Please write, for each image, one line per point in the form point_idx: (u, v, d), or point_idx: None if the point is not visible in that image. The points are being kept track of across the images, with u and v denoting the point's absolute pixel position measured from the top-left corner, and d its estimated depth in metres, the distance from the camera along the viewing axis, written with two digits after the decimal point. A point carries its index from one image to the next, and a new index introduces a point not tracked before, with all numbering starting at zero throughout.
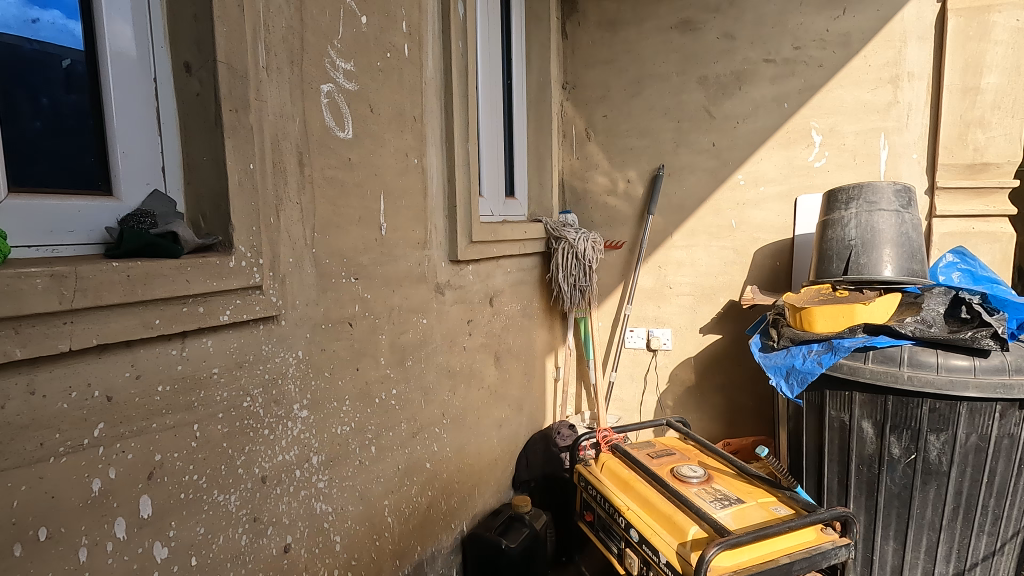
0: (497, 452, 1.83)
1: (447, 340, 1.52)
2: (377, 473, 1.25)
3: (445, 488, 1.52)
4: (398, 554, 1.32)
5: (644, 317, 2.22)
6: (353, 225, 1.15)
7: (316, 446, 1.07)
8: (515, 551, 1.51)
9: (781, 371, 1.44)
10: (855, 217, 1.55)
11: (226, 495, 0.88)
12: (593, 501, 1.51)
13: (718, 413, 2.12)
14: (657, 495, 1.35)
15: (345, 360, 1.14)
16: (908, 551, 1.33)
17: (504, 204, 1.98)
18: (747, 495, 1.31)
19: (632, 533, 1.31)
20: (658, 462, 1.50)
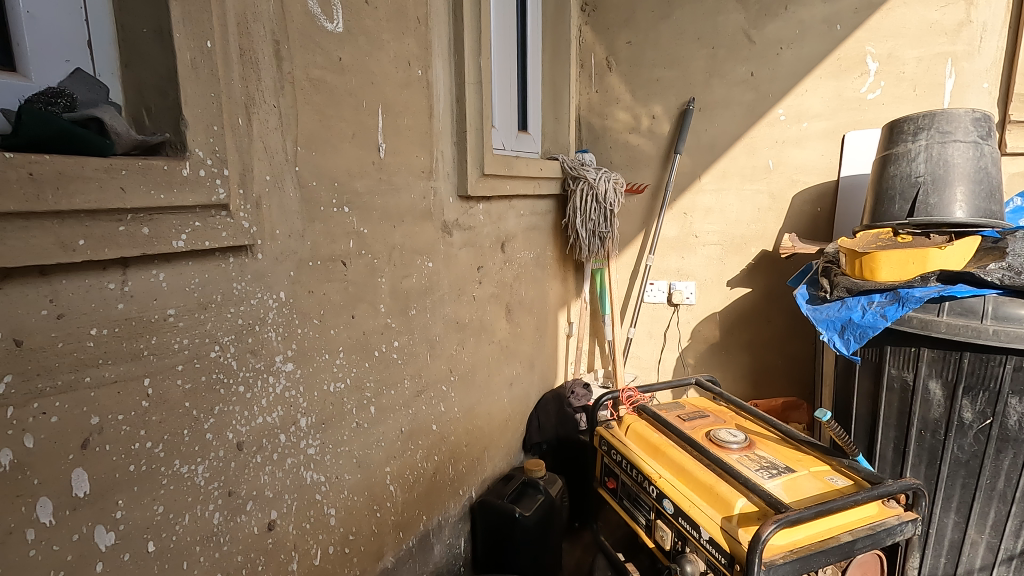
0: (508, 413, 1.67)
1: (456, 288, 1.34)
2: (378, 436, 1.08)
3: (454, 451, 1.37)
4: (401, 526, 1.18)
5: (666, 269, 2.05)
6: (346, 142, 0.94)
7: (305, 408, 0.90)
8: (529, 520, 1.38)
9: (835, 325, 1.27)
10: (925, 150, 1.35)
11: (191, 467, 0.71)
12: (616, 466, 1.37)
13: (743, 372, 1.98)
14: (694, 462, 1.20)
15: (337, 305, 0.96)
16: (971, 524, 1.20)
17: (516, 139, 1.77)
18: (797, 463, 1.16)
19: (665, 504, 1.17)
20: (691, 426, 1.34)
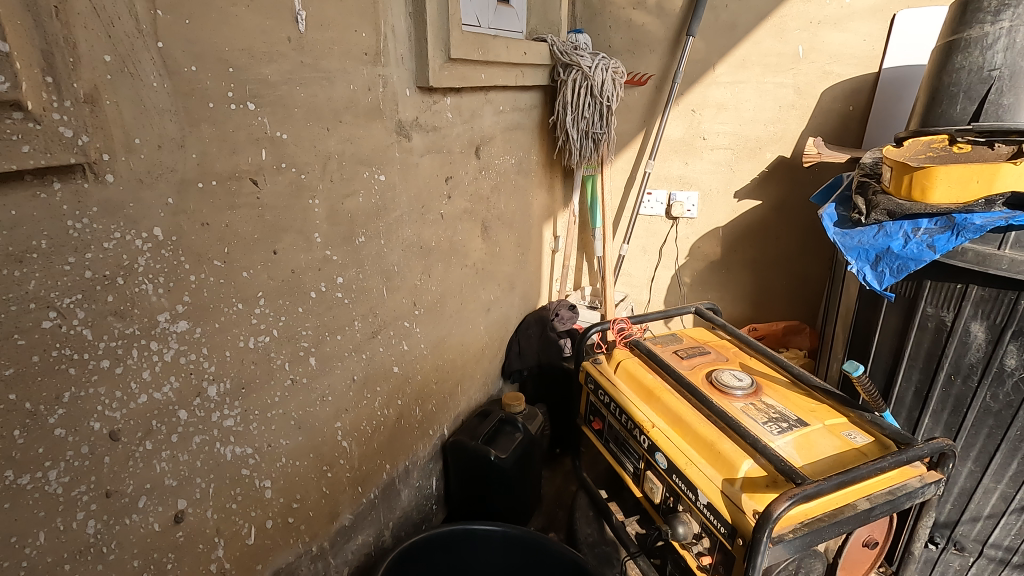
0: (485, 341, 1.51)
1: (418, 206, 1.10)
2: (323, 390, 0.91)
3: (421, 391, 1.22)
4: (359, 480, 1.05)
5: (666, 177, 1.80)
6: (242, 7, 0.66)
7: (213, 373, 0.70)
8: (506, 462, 1.26)
9: (868, 255, 1.08)
10: (1006, 34, 1.07)
11: (34, 476, 0.52)
12: (603, 407, 1.22)
13: (743, 293, 1.83)
14: (693, 411, 1.05)
15: (250, 240, 0.73)
16: (988, 473, 1.09)
17: (495, 13, 1.43)
18: (809, 414, 1.01)
19: (658, 458, 1.03)
20: (689, 365, 1.18)
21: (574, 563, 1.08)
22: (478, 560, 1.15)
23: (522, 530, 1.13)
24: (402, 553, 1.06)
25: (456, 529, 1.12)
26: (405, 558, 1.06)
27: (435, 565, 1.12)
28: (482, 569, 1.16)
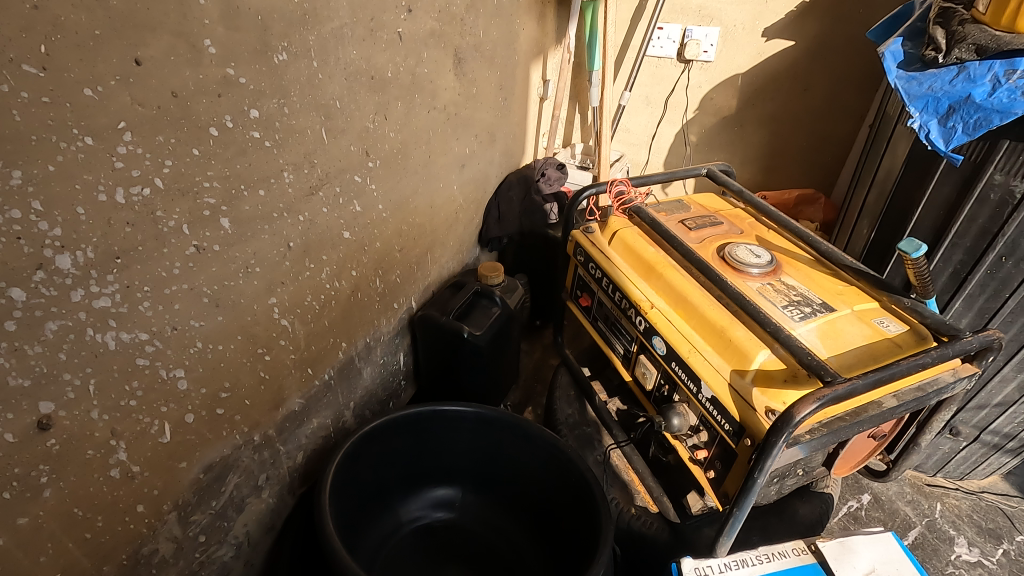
0: (459, 203, 1.30)
1: (365, 18, 0.82)
2: (245, 260, 0.71)
3: (380, 260, 1.03)
4: (308, 362, 0.90)
5: (683, 7, 1.47)
6: None
7: (60, 238, 0.49)
8: (482, 341, 1.13)
9: (938, 107, 0.86)
10: None
11: None
12: (594, 283, 1.06)
13: (754, 155, 1.61)
14: (700, 292, 0.89)
15: (87, 38, 0.48)
16: (1011, 363, 0.99)
17: None
18: (836, 298, 0.86)
19: (655, 343, 0.89)
20: (698, 237, 1.00)
21: (554, 445, 0.98)
22: (450, 440, 1.05)
23: (497, 410, 1.02)
24: (365, 435, 0.94)
25: (425, 409, 1.01)
26: (368, 441, 0.95)
27: (402, 447, 1.02)
28: (454, 449, 1.07)
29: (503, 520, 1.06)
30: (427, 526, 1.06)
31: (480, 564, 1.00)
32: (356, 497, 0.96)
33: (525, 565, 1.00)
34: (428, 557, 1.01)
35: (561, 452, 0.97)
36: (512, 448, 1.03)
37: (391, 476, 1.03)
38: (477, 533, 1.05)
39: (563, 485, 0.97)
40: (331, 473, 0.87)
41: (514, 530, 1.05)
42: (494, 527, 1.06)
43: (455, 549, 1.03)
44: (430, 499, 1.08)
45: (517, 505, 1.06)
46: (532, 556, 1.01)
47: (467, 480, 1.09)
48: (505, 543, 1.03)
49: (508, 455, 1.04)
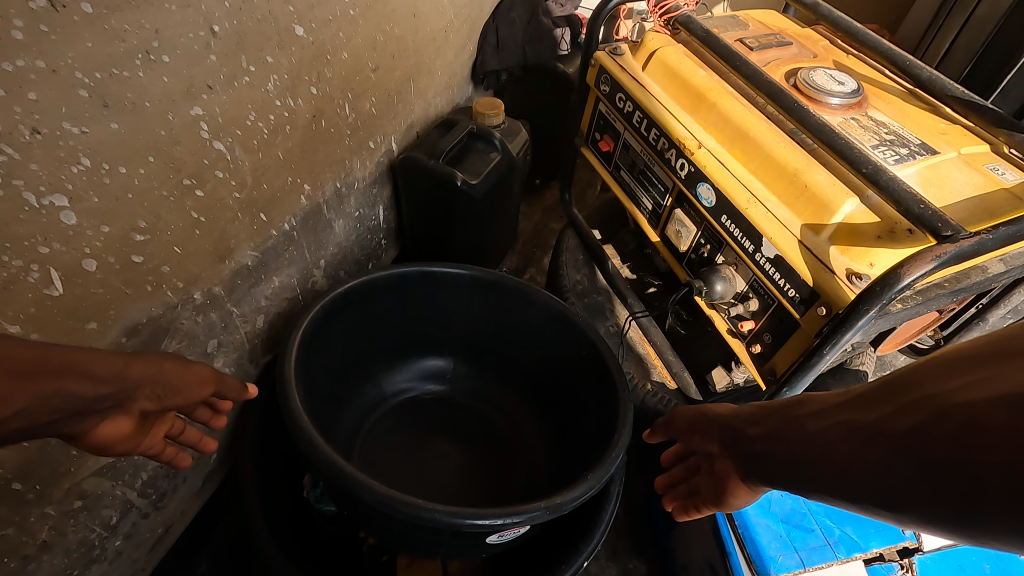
0: (451, 18, 1.02)
1: None
2: (144, 39, 0.48)
3: (350, 79, 0.79)
4: (260, 205, 0.70)
5: None
6: None
7: None
8: (478, 192, 0.93)
9: None
10: None
11: None
12: (621, 119, 0.85)
13: None
14: (767, 126, 0.69)
15: None
16: None
17: None
18: (938, 139, 0.68)
19: (701, 192, 0.71)
20: (763, 59, 0.78)
21: (564, 315, 0.84)
22: (440, 307, 0.90)
23: (497, 273, 0.85)
24: (340, 298, 0.78)
25: (412, 270, 0.84)
26: (344, 305, 0.79)
27: (385, 313, 0.87)
28: (446, 317, 0.92)
29: (500, 393, 0.95)
30: (415, 398, 0.94)
31: (475, 440, 0.91)
32: (332, 369, 0.82)
33: (524, 440, 0.91)
34: (417, 431, 0.91)
35: (572, 323, 0.83)
36: (513, 317, 0.89)
37: (373, 345, 0.89)
38: (471, 407, 0.95)
39: (572, 359, 0.84)
40: (299, 338, 0.71)
41: (512, 404, 0.94)
42: (489, 400, 0.95)
43: (446, 423, 0.92)
44: (418, 371, 0.95)
45: (517, 378, 0.94)
46: (532, 432, 0.91)
47: (460, 351, 0.96)
48: (503, 418, 0.93)
49: (509, 324, 0.90)
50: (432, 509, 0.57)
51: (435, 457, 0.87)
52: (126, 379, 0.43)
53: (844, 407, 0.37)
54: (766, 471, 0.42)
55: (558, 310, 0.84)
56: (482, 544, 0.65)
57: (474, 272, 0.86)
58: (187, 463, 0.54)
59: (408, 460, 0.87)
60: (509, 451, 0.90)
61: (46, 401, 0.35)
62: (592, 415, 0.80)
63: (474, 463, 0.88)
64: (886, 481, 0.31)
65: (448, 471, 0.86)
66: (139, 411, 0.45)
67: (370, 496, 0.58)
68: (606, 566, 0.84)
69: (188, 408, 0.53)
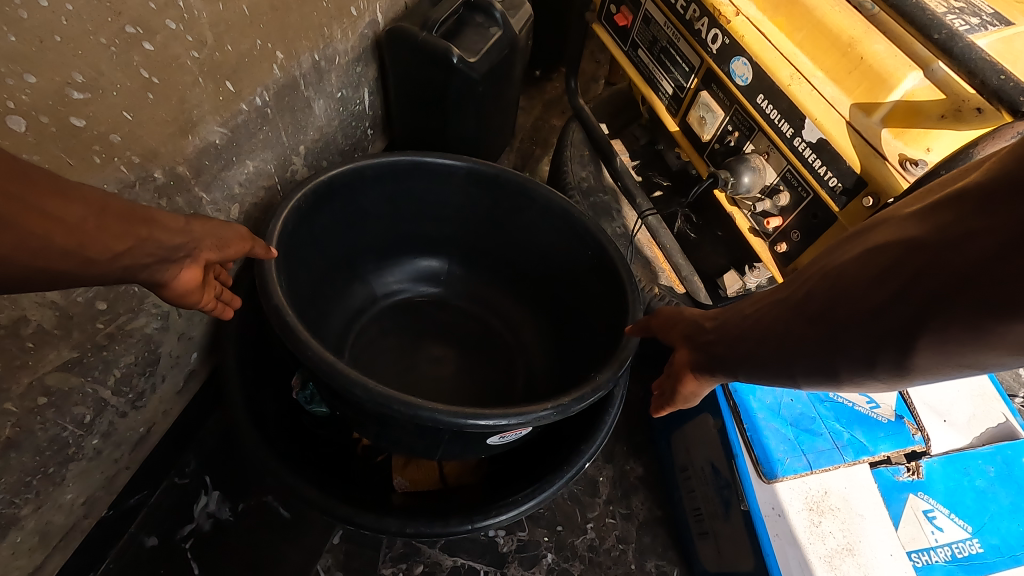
0: None
1: None
2: None
3: None
4: (225, 71, 0.60)
5: None
6: None
7: None
8: (476, 73, 0.83)
9: None
10: None
11: None
12: None
13: None
14: None
15: None
16: None
17: None
18: (1014, 10, 0.58)
19: (735, 71, 0.63)
20: None
21: (570, 213, 0.77)
22: (433, 204, 0.82)
23: (497, 166, 0.77)
24: (322, 188, 0.70)
25: (403, 160, 0.75)
26: (327, 197, 0.71)
27: (373, 209, 0.79)
28: (439, 215, 0.84)
29: (496, 296, 0.90)
30: (408, 301, 0.89)
31: (470, 344, 0.87)
32: (317, 267, 0.75)
33: (523, 346, 0.87)
34: (410, 334, 0.86)
35: (578, 222, 0.76)
36: (513, 216, 0.82)
37: (361, 244, 0.82)
38: (467, 311, 0.90)
39: (576, 261, 0.79)
40: (279, 229, 0.64)
41: (510, 309, 0.89)
42: (486, 303, 0.90)
43: (440, 326, 0.88)
44: (411, 273, 0.89)
45: (515, 282, 0.88)
46: (531, 336, 0.87)
47: (454, 253, 0.89)
48: (500, 323, 0.89)
49: (508, 224, 0.83)
50: (432, 409, 0.53)
51: (430, 360, 0.84)
52: (187, 230, 0.46)
53: (765, 298, 0.45)
54: (714, 360, 0.49)
55: (563, 208, 0.77)
56: (482, 445, 0.63)
57: (470, 165, 0.77)
58: (231, 314, 0.59)
59: (401, 363, 0.83)
60: (507, 356, 0.86)
61: (142, 243, 0.41)
62: (596, 319, 0.76)
63: (471, 367, 0.84)
64: (799, 342, 0.40)
65: (444, 375, 0.82)
66: (203, 262, 0.49)
67: (364, 395, 0.53)
68: (604, 467, 0.83)
69: (230, 260, 0.56)
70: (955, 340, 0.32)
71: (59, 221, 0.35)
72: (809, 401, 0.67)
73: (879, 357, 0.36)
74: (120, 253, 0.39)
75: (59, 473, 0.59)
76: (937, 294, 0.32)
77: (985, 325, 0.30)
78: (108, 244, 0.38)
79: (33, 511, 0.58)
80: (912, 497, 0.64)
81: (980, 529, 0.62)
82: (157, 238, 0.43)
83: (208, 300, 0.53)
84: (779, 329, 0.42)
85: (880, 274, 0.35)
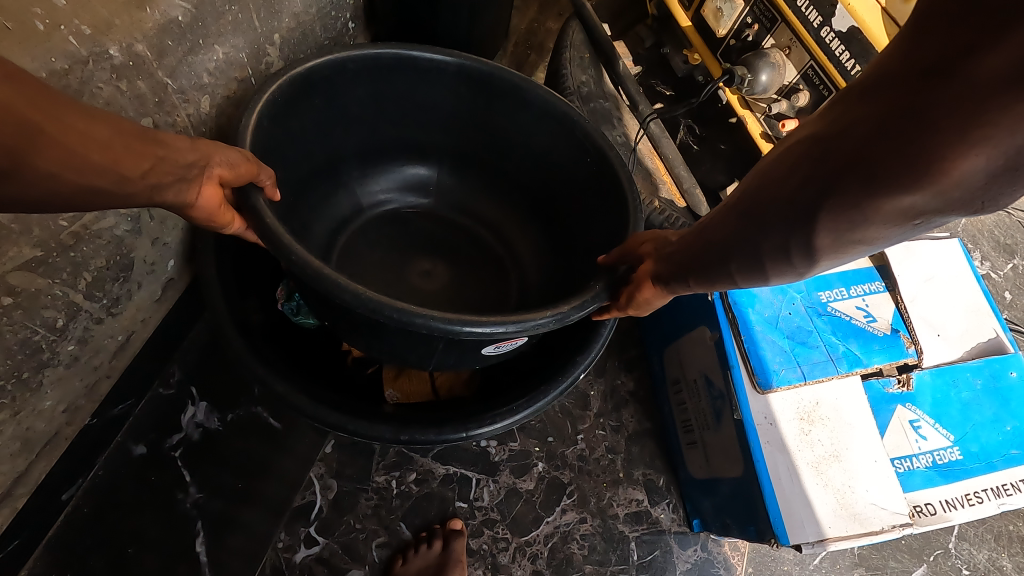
0: None
1: None
2: None
3: None
4: None
5: None
6: None
7: None
8: None
9: None
10: None
11: None
12: None
13: None
14: None
15: None
16: None
17: None
18: None
19: None
20: None
21: (567, 116, 0.72)
22: (421, 107, 0.76)
23: (488, 64, 0.71)
24: (300, 79, 0.62)
25: (387, 53, 0.68)
26: (306, 90, 0.64)
27: (356, 109, 0.73)
28: (427, 119, 0.78)
29: (484, 205, 0.86)
30: (395, 213, 0.85)
31: (462, 259, 0.84)
32: (297, 170, 0.69)
33: (515, 260, 0.85)
34: (400, 248, 0.83)
35: (576, 127, 0.72)
36: (505, 122, 0.77)
37: (344, 147, 0.76)
38: (459, 225, 0.86)
39: (573, 168, 0.75)
40: (253, 123, 0.57)
41: (503, 223, 0.86)
42: (474, 214, 0.87)
43: (427, 239, 0.84)
44: (398, 182, 0.84)
45: (508, 194, 0.85)
46: (522, 247, 0.85)
47: (445, 161, 0.84)
48: (492, 236, 0.86)
49: (499, 129, 0.78)
50: (429, 317, 0.49)
51: (422, 273, 0.81)
52: (197, 147, 0.43)
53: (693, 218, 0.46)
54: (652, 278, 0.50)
55: (561, 113, 0.72)
56: (475, 354, 0.61)
57: (462, 61, 0.71)
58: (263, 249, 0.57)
59: (393, 277, 0.80)
60: (499, 271, 0.84)
61: (159, 162, 0.40)
62: (589, 230, 0.73)
63: (462, 281, 0.82)
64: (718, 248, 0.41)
65: (437, 288, 0.80)
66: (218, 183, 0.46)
67: (350, 300, 0.49)
68: (595, 381, 0.84)
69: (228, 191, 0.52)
70: (840, 221, 0.32)
71: (88, 137, 0.34)
72: (807, 314, 0.66)
73: (781, 251, 0.37)
74: (145, 171, 0.39)
75: (35, 378, 0.56)
76: (823, 180, 0.32)
77: (865, 204, 0.31)
78: (132, 161, 0.38)
79: (11, 416, 0.55)
80: (899, 408, 0.64)
81: (962, 437, 0.64)
82: (171, 157, 0.41)
83: (233, 223, 0.50)
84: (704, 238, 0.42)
85: (778, 167, 0.35)
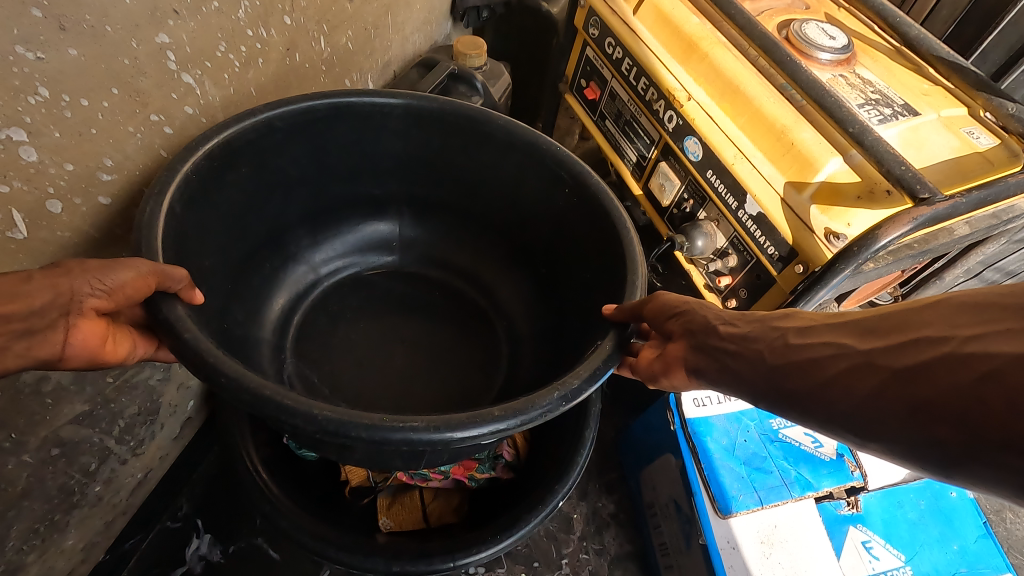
0: None
1: None
2: None
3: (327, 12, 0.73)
4: None
5: None
6: None
7: None
8: None
9: None
10: None
11: None
12: (609, 67, 0.82)
13: None
14: (755, 79, 0.68)
15: None
16: None
17: None
18: (921, 100, 0.68)
19: (689, 147, 0.70)
20: (756, 10, 0.75)
21: (534, 146, 0.65)
22: (372, 155, 0.69)
23: (436, 101, 0.65)
24: (219, 149, 0.53)
25: (321, 104, 0.60)
26: (230, 160, 0.55)
27: (295, 170, 0.64)
28: (376, 167, 0.71)
29: (467, 252, 0.78)
30: (357, 277, 0.77)
31: (440, 315, 0.75)
32: (239, 248, 0.62)
33: (499, 310, 0.77)
34: (368, 309, 0.73)
35: (549, 165, 0.65)
36: (468, 157, 0.69)
37: (285, 215, 0.68)
38: (435, 278, 0.79)
39: (548, 206, 0.68)
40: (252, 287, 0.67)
41: (481, 267, 0.78)
42: (457, 263, 0.79)
43: (409, 299, 0.76)
44: (351, 245, 0.77)
45: (485, 237, 0.77)
46: (507, 295, 0.76)
47: (405, 210, 0.78)
48: (469, 285, 0.78)
49: (456, 165, 0.71)
50: (406, 428, 0.40)
51: (396, 334, 0.71)
52: (53, 286, 0.40)
53: (842, 343, 0.34)
54: (752, 385, 0.39)
55: (530, 155, 0.65)
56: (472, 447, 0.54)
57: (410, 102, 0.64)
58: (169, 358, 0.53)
59: (369, 343, 0.70)
60: (482, 323, 0.75)
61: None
62: (582, 269, 0.65)
63: (440, 336, 0.72)
64: (897, 423, 0.30)
65: (410, 351, 0.70)
66: (94, 309, 0.42)
67: (304, 424, 0.40)
68: (577, 504, 0.89)
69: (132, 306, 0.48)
70: None
71: None
72: (761, 441, 0.74)
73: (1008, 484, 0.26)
74: None
75: (63, 520, 0.62)
76: None
77: None
78: None
79: (37, 557, 0.61)
80: (852, 529, 0.70)
81: (912, 557, 0.69)
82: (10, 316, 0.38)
83: (121, 350, 0.46)
84: (811, 366, 0.35)
85: None
